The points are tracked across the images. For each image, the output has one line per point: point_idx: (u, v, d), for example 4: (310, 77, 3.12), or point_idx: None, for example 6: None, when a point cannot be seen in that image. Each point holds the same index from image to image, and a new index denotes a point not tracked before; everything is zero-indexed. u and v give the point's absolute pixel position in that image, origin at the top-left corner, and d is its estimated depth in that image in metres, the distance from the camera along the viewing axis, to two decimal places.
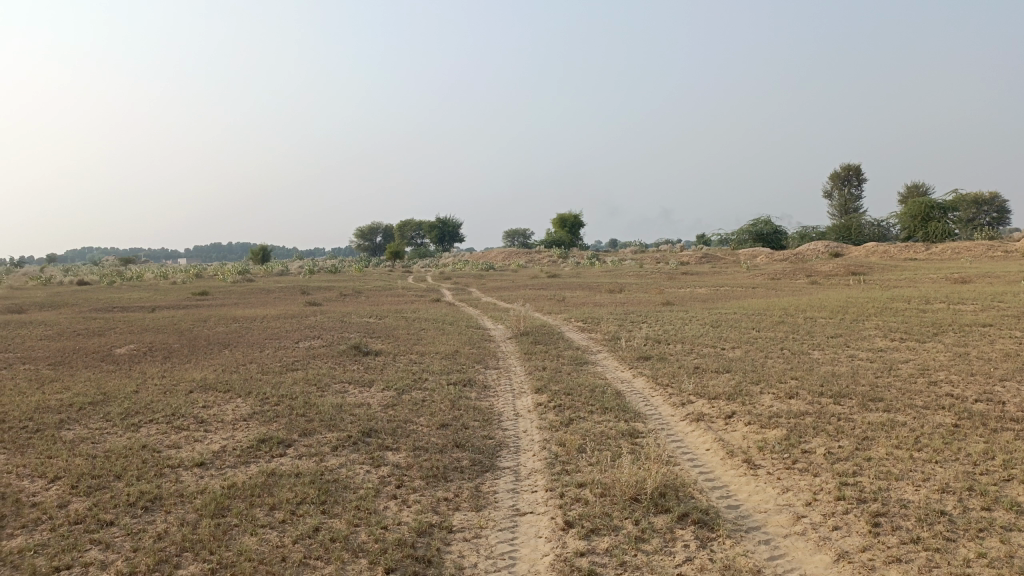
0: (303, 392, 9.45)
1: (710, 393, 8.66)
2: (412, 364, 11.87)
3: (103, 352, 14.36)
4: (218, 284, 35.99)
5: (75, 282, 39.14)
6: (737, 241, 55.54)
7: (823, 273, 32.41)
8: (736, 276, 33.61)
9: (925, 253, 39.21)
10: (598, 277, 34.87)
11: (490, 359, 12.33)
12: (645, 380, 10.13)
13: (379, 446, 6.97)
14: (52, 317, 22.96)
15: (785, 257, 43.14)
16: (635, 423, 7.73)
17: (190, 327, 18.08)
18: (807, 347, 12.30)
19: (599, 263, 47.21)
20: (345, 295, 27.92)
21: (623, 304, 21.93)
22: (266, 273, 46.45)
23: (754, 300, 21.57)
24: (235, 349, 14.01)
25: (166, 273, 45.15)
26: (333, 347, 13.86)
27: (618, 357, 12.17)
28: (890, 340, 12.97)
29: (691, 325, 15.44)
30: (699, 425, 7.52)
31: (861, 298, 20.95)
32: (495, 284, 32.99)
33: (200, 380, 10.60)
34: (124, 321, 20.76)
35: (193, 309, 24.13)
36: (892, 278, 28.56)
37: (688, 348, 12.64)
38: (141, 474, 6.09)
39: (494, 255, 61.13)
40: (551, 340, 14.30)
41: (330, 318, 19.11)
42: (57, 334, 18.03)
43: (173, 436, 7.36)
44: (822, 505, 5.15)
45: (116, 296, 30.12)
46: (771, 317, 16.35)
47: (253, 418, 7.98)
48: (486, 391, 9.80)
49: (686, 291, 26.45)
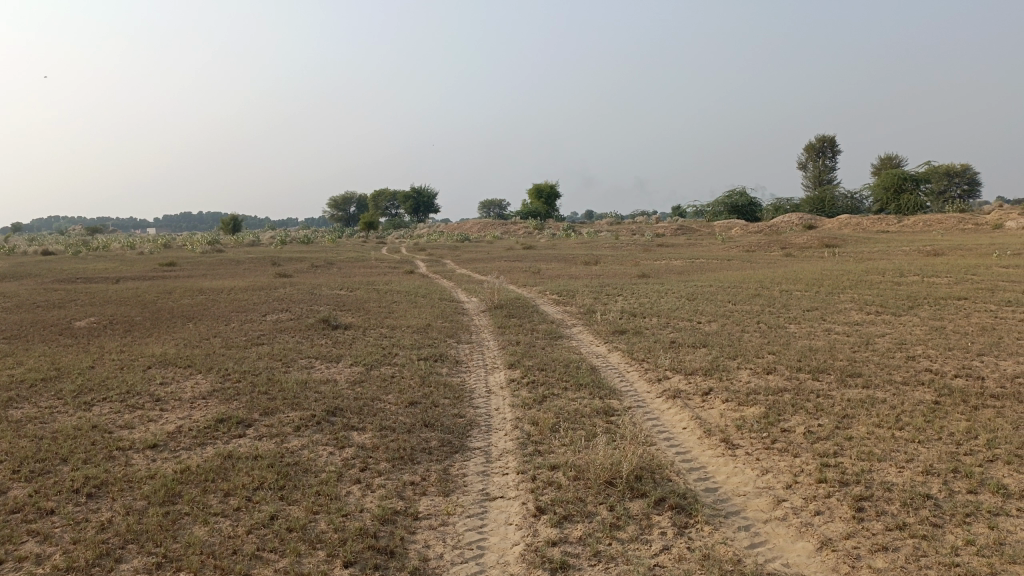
0: (267, 368, 9.10)
1: (687, 368, 8.46)
2: (382, 338, 11.56)
3: (61, 325, 13.85)
4: (188, 254, 35.25)
5: (39, 252, 38.14)
6: (713, 213, 55.53)
7: (798, 245, 32.42)
8: (712, 248, 33.50)
9: (898, 225, 39.44)
10: (574, 249, 34.57)
11: (463, 333, 12.06)
12: (620, 355, 9.93)
13: (344, 426, 6.67)
14: (12, 288, 22.24)
15: (760, 229, 43.18)
16: (610, 401, 7.51)
17: (155, 300, 17.55)
18: (783, 320, 12.17)
19: (574, 234, 46.97)
20: (317, 266, 27.42)
21: (599, 276, 21.71)
22: (236, 243, 45.58)
23: (730, 272, 21.43)
24: (201, 322, 13.57)
25: (134, 242, 44.13)
26: (301, 320, 13.48)
27: (593, 331, 11.94)
28: (867, 313, 12.88)
29: (667, 298, 15.27)
30: (675, 403, 7.32)
31: (837, 270, 20.91)
32: (471, 255, 32.66)
33: (161, 355, 10.20)
34: (86, 292, 20.13)
35: (159, 280, 23.49)
36: (866, 250, 28.59)
37: (664, 321, 12.43)
38: (88, 457, 5.74)
39: (469, 225, 60.66)
40: (525, 312, 14.05)
41: (300, 290, 18.67)
42: (16, 306, 17.43)
43: (126, 416, 7.00)
44: (803, 488, 4.95)
45: (80, 266, 29.31)
46: (747, 290, 16.22)
47: (212, 396, 7.64)
48: (457, 366, 9.52)
49: (661, 263, 26.34)
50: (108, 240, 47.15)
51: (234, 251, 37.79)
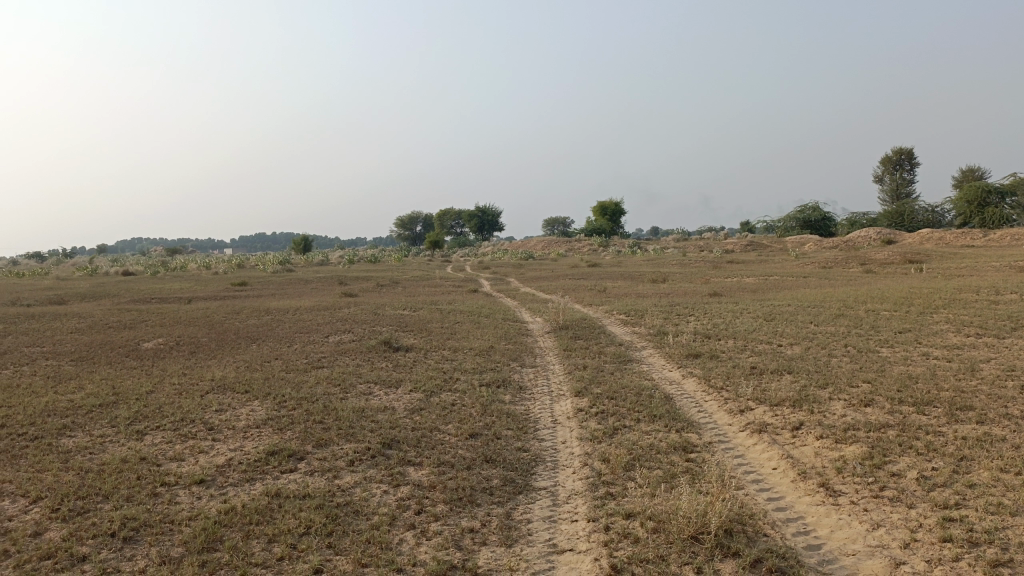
0: (325, 395, 8.75)
1: (772, 398, 7.73)
2: (444, 361, 11.13)
3: (128, 346, 13.90)
4: (259, 274, 35.79)
5: (120, 272, 39.54)
6: (784, 229, 53.82)
7: (878, 261, 30.89)
8: (785, 265, 32.12)
9: (984, 239, 37.27)
10: (640, 266, 33.72)
11: (527, 356, 11.55)
12: (696, 382, 9.23)
13: (401, 460, 6.22)
14: (89, 308, 22.78)
15: (834, 245, 41.43)
16: (689, 435, 6.85)
17: (222, 320, 17.61)
18: (873, 344, 11.22)
19: (640, 251, 46.06)
20: (381, 286, 27.34)
21: (667, 295, 20.93)
22: (305, 263, 46.29)
23: (808, 291, 20.33)
24: (263, 344, 13.44)
25: (208, 262, 45.22)
26: (363, 342, 13.19)
27: (664, 355, 11.25)
28: (965, 336, 11.81)
29: (743, 318, 14.42)
30: (761, 438, 6.63)
31: (925, 288, 19.57)
32: (536, 274, 32.15)
33: (219, 379, 9.97)
34: (157, 313, 20.41)
35: (228, 300, 23.81)
36: (953, 266, 26.93)
37: (742, 345, 11.64)
38: (130, 495, 5.42)
39: (533, 243, 60.31)
40: (592, 334, 13.43)
41: (363, 310, 18.47)
42: (90, 327, 17.71)
43: (176, 446, 6.70)
44: (925, 549, 4.23)
45: (156, 287, 30.02)
46: (829, 310, 15.22)
47: (265, 425, 7.29)
48: (521, 393, 8.98)
49: (732, 281, 25.25)
50: (185, 260, 48.57)
51: (302, 271, 38.31)
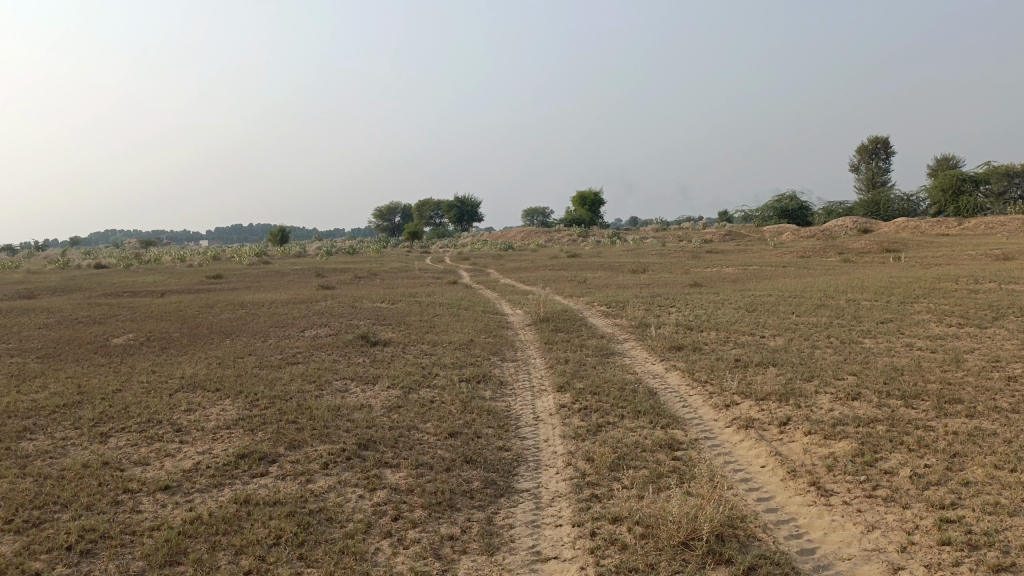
0: (299, 392, 8.47)
1: (758, 393, 7.57)
2: (422, 356, 10.88)
3: (97, 343, 13.50)
4: (235, 266, 35.24)
5: (92, 265, 38.74)
6: (761, 219, 54.00)
7: (856, 250, 30.99)
8: (764, 254, 32.11)
9: (958, 228, 37.58)
10: (620, 256, 33.60)
11: (508, 350, 11.32)
12: (679, 375, 9.06)
13: (377, 462, 5.98)
14: (58, 303, 22.21)
15: (811, 234, 41.58)
16: (674, 432, 6.67)
17: (195, 315, 17.22)
18: (855, 335, 11.12)
19: (619, 241, 45.94)
20: (359, 278, 26.95)
21: (648, 285, 20.78)
22: (283, 254, 45.71)
23: (788, 281, 20.29)
24: (237, 339, 13.09)
25: (182, 254, 44.47)
26: (339, 337, 12.89)
27: (647, 347, 11.07)
28: (947, 326, 11.75)
29: (725, 309, 14.29)
30: (749, 434, 6.45)
31: (903, 278, 19.59)
32: (515, 264, 31.92)
33: (190, 376, 9.65)
34: (128, 308, 19.94)
35: (202, 293, 23.32)
36: (930, 255, 27.07)
37: (725, 337, 11.49)
38: (90, 503, 5.13)
39: (512, 234, 60.04)
40: (573, 326, 13.23)
41: (340, 303, 18.16)
42: (58, 322, 17.22)
43: (141, 450, 6.40)
44: (923, 553, 4.08)
45: (129, 280, 29.44)
46: (810, 301, 15.12)
47: (236, 426, 7.01)
48: (502, 389, 8.76)
49: (712, 271, 25.17)
50: (161, 253, 47.74)
51: (279, 263, 37.79)
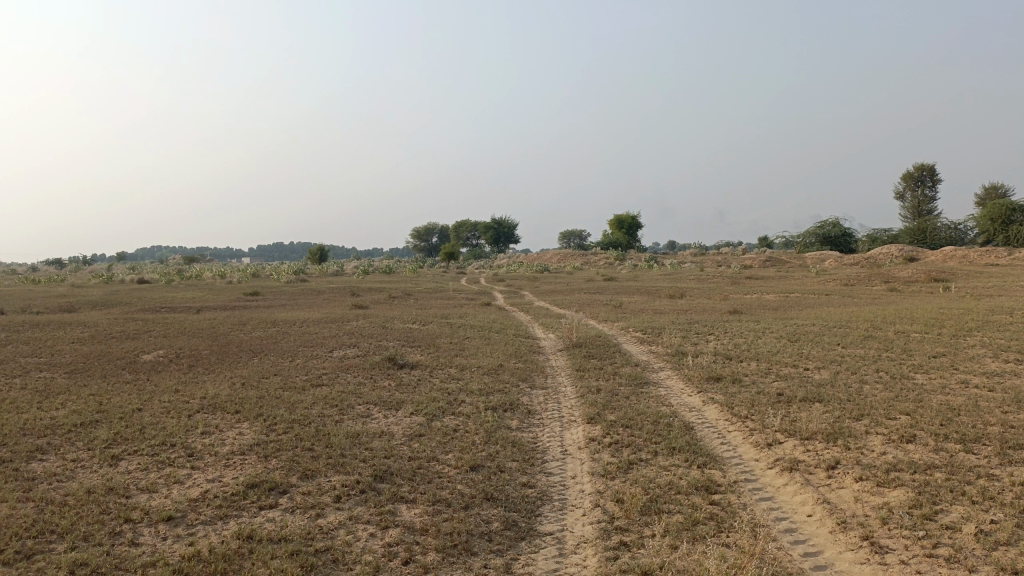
0: (319, 417, 8.18)
1: (803, 431, 7.07)
2: (450, 381, 10.54)
3: (126, 359, 13.43)
4: (271, 284, 35.44)
5: (134, 280, 39.28)
6: (803, 245, 52.96)
7: (902, 279, 30.04)
8: (806, 281, 31.27)
9: (1009, 258, 36.28)
10: (657, 281, 33.05)
11: (538, 377, 10.93)
12: (718, 409, 8.57)
13: (393, 496, 5.63)
14: (96, 317, 22.43)
15: (855, 262, 40.59)
16: (712, 473, 6.21)
17: (227, 332, 17.15)
18: (905, 370, 10.52)
19: (656, 265, 45.33)
20: (393, 297, 26.83)
21: (685, 312, 20.24)
22: (321, 273, 45.93)
23: (832, 309, 19.60)
24: (265, 358, 12.91)
25: (222, 271, 44.92)
26: (367, 358, 12.63)
27: (683, 378, 10.59)
28: (1004, 363, 11.07)
29: (766, 339, 13.74)
30: (793, 478, 5.98)
31: (954, 308, 18.79)
32: (550, 287, 31.53)
33: (212, 397, 9.43)
34: (163, 323, 19.97)
35: (237, 311, 23.36)
36: (980, 285, 26.06)
37: (766, 368, 10.96)
38: (87, 533, 4.86)
39: (549, 255, 59.70)
40: (607, 353, 12.80)
41: (372, 323, 17.96)
42: (93, 337, 17.28)
43: (151, 476, 6.16)
44: None
45: (168, 295, 29.72)
46: (855, 331, 14.47)
47: (250, 451, 6.73)
48: (530, 419, 8.37)
49: (752, 298, 24.50)
50: (203, 269, 48.54)
51: (315, 281, 37.90)
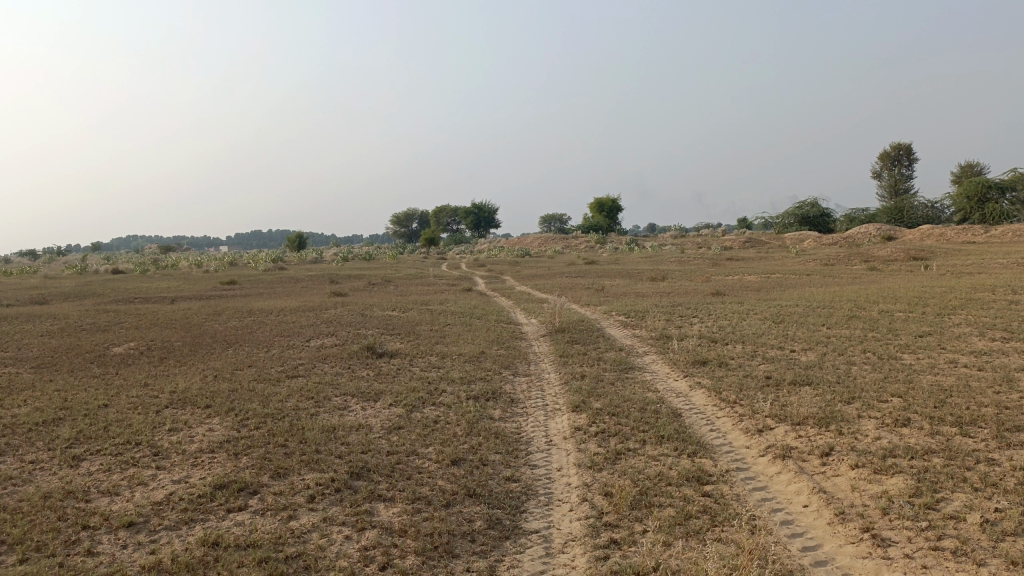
0: (294, 410, 7.86)
1: (794, 416, 6.86)
2: (430, 370, 10.25)
3: (95, 352, 12.97)
4: (249, 272, 34.87)
5: (107, 270, 38.52)
6: (782, 226, 53.05)
7: (882, 258, 30.09)
8: (787, 262, 31.24)
9: (985, 235, 36.47)
10: (639, 264, 32.91)
11: (520, 364, 10.67)
12: (705, 394, 8.35)
13: (370, 494, 5.35)
14: (67, 309, 21.83)
15: (834, 241, 40.63)
16: (702, 462, 5.98)
17: (201, 322, 16.71)
18: (893, 350, 10.36)
19: (637, 247, 45.16)
20: (372, 284, 26.41)
21: (668, 294, 20.04)
22: (299, 260, 45.32)
23: (814, 289, 19.50)
24: (239, 349, 12.53)
25: (199, 260, 44.17)
26: (345, 347, 12.29)
27: (669, 362, 10.36)
28: (991, 341, 10.93)
29: (750, 321, 13.55)
30: (787, 466, 5.76)
31: (935, 287, 18.75)
32: (530, 271, 31.27)
33: (182, 391, 9.06)
34: (136, 314, 19.45)
35: (213, 300, 22.87)
36: (959, 263, 26.11)
37: (752, 351, 10.76)
38: (41, 544, 4.53)
39: (529, 240, 59.35)
40: (590, 337, 12.55)
41: (351, 311, 17.58)
42: (62, 330, 16.76)
43: (114, 478, 5.82)
44: None
45: (142, 286, 29.07)
46: (840, 312, 14.33)
47: (219, 449, 6.41)
48: (513, 408, 8.10)
49: (733, 279, 24.35)
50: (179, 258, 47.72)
51: (293, 269, 37.34)
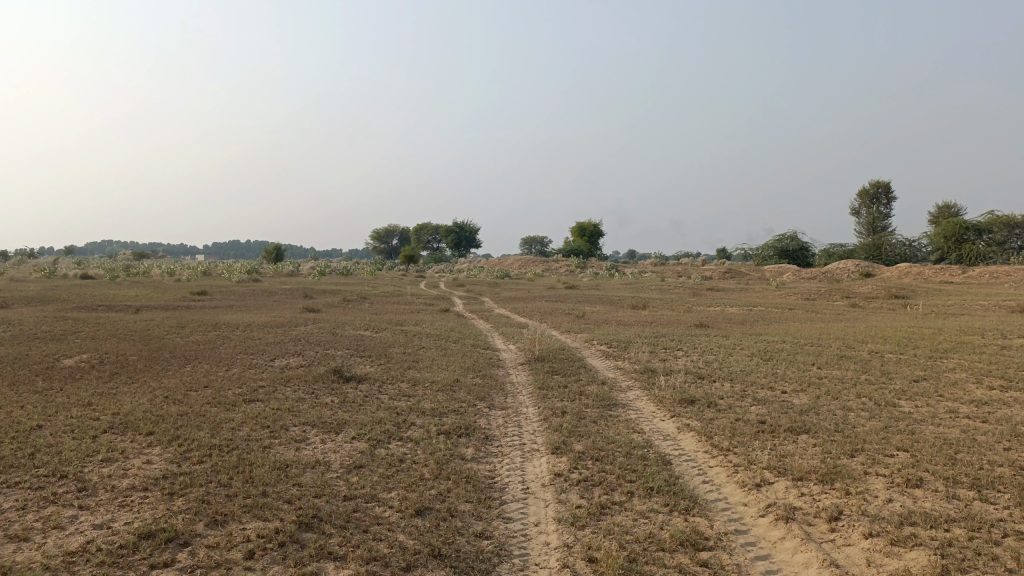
0: (246, 442, 7.12)
1: (796, 470, 6.26)
2: (400, 398, 9.55)
3: (44, 364, 12.10)
4: (221, 283, 33.88)
5: (75, 276, 37.35)
6: (762, 258, 52.98)
7: (863, 295, 29.79)
8: (768, 295, 30.89)
9: (962, 276, 36.43)
10: (620, 290, 32.40)
11: (497, 395, 10.00)
12: (695, 438, 7.73)
13: (320, 551, 4.65)
14: (26, 314, 20.83)
15: (813, 276, 40.45)
16: (697, 522, 5.35)
17: (163, 335, 15.85)
18: (889, 396, 9.81)
19: (618, 274, 44.66)
20: (348, 301, 25.61)
21: (650, 324, 19.48)
22: (275, 273, 44.30)
23: (799, 325, 19.04)
24: (198, 366, 11.73)
25: (171, 269, 42.98)
26: (311, 369, 11.54)
27: (654, 399, 9.74)
28: (989, 390, 10.41)
29: (737, 357, 12.98)
30: (793, 531, 5.14)
31: (921, 327, 18.34)
32: (509, 293, 30.68)
33: (127, 414, 8.29)
34: (97, 324, 18.52)
35: (180, 311, 21.97)
36: (940, 304, 25.85)
37: (741, 391, 10.17)
38: None
39: (511, 261, 58.77)
40: (571, 368, 11.89)
41: (321, 329, 16.81)
42: (14, 337, 15.82)
43: (28, 519, 5.06)
44: None
45: (109, 292, 28.04)
46: (828, 351, 13.80)
47: (153, 487, 5.67)
48: (487, 447, 7.42)
49: (716, 311, 23.89)
50: (152, 266, 46.54)
51: (268, 282, 36.36)
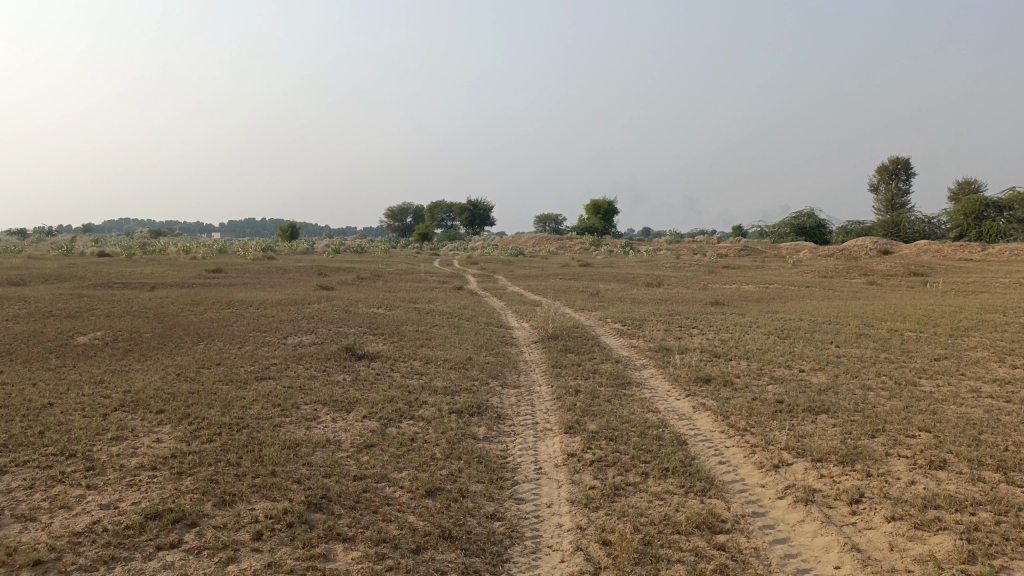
0: (257, 420, 7.06)
1: (814, 451, 6.12)
2: (412, 376, 9.46)
3: (58, 341, 12.11)
4: (236, 261, 33.95)
5: (91, 253, 37.50)
6: (778, 236, 52.45)
7: (882, 272, 29.42)
8: (785, 273, 30.59)
9: (982, 253, 35.89)
10: (635, 268, 32.17)
11: (510, 373, 9.91)
12: (711, 418, 7.59)
13: (329, 532, 4.57)
14: (42, 292, 20.92)
15: (830, 254, 40.01)
16: (714, 503, 5.22)
17: (177, 313, 15.85)
18: (910, 375, 9.62)
19: (632, 251, 44.38)
20: (361, 279, 25.56)
21: (665, 301, 19.32)
22: (289, 250, 44.33)
23: (816, 303, 18.82)
24: (211, 344, 11.69)
25: (187, 246, 43.11)
26: (323, 347, 11.48)
27: (669, 378, 9.61)
28: (1012, 369, 10.19)
29: (754, 335, 12.80)
30: (812, 514, 5.01)
31: (940, 305, 18.07)
32: (523, 271, 30.53)
33: (138, 391, 8.25)
34: (112, 301, 18.58)
35: (195, 288, 22.00)
36: (960, 281, 25.49)
37: (758, 369, 10.02)
38: None
39: (524, 239, 58.52)
40: (585, 346, 11.77)
41: (334, 307, 16.76)
42: (30, 314, 15.88)
43: (35, 499, 5.02)
44: None
45: (124, 270, 28.14)
46: (845, 329, 13.60)
47: (162, 467, 5.61)
48: (499, 427, 7.32)
49: (731, 288, 23.66)
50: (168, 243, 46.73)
51: (283, 260, 36.39)
